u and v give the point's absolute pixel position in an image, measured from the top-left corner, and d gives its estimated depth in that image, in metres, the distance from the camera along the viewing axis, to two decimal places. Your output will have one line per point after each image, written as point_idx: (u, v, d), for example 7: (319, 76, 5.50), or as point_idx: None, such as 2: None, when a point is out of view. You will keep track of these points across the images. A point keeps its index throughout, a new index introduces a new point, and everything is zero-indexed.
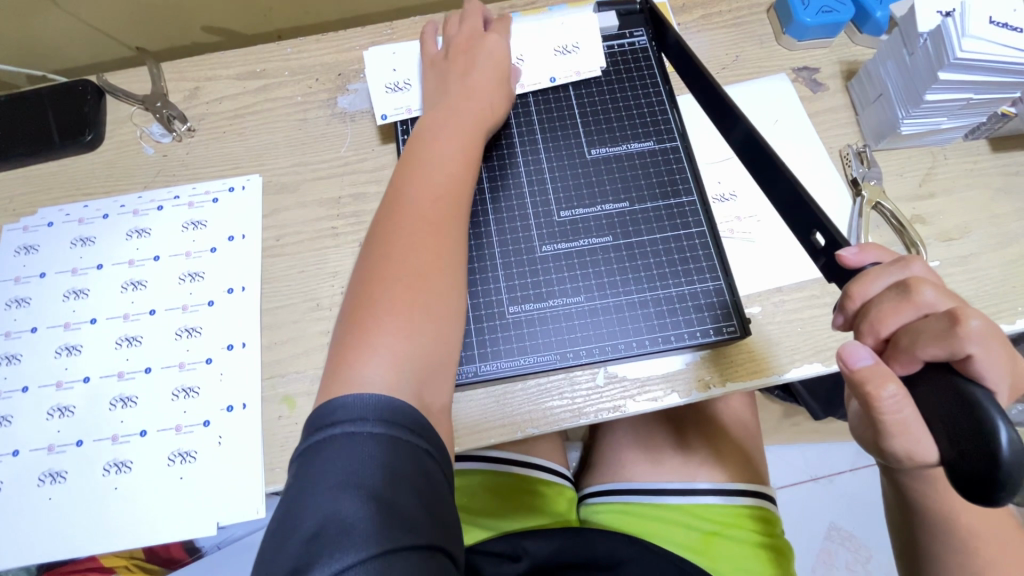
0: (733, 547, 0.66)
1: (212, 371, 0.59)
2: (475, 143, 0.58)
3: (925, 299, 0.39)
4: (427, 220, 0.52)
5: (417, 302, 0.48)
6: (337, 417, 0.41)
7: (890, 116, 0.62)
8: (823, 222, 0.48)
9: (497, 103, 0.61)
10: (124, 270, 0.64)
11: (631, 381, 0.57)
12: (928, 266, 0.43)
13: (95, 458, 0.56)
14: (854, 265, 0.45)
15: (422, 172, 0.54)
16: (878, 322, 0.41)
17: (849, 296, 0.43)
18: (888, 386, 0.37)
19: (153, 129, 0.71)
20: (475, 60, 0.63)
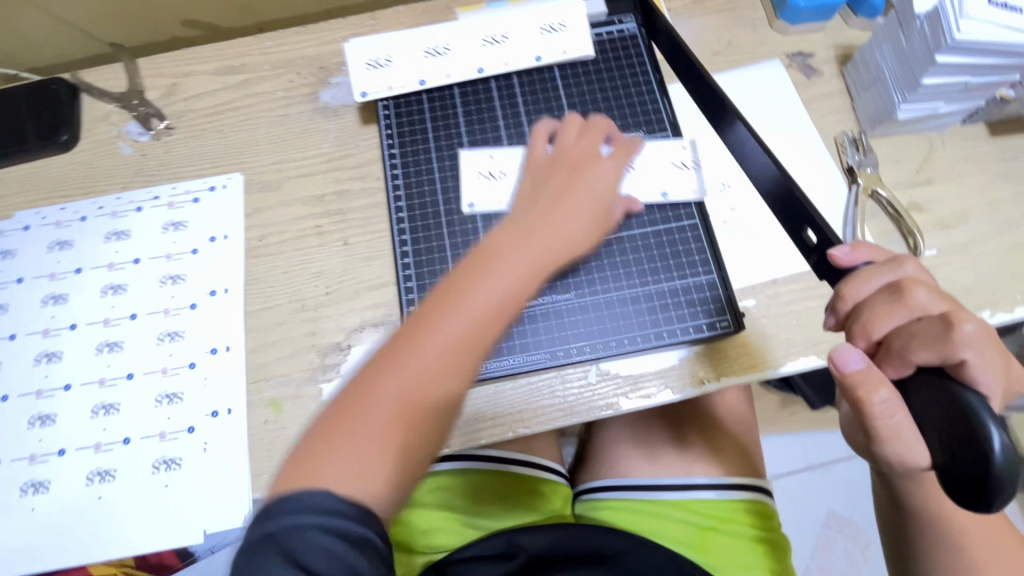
0: (731, 542, 0.65)
1: (195, 376, 0.58)
2: (535, 285, 0.48)
3: (917, 300, 0.39)
4: (433, 422, 0.43)
5: (405, 450, 0.41)
6: (293, 510, 0.36)
7: (887, 101, 0.61)
8: (814, 218, 0.47)
9: (581, 241, 0.51)
10: (103, 274, 0.62)
11: (622, 378, 0.56)
12: (921, 265, 0.42)
13: (78, 467, 0.55)
14: (845, 264, 0.43)
15: (461, 310, 0.45)
16: (870, 325, 0.39)
17: (840, 297, 0.41)
18: (881, 391, 0.36)
19: (130, 128, 0.69)
20: (593, 173, 0.54)
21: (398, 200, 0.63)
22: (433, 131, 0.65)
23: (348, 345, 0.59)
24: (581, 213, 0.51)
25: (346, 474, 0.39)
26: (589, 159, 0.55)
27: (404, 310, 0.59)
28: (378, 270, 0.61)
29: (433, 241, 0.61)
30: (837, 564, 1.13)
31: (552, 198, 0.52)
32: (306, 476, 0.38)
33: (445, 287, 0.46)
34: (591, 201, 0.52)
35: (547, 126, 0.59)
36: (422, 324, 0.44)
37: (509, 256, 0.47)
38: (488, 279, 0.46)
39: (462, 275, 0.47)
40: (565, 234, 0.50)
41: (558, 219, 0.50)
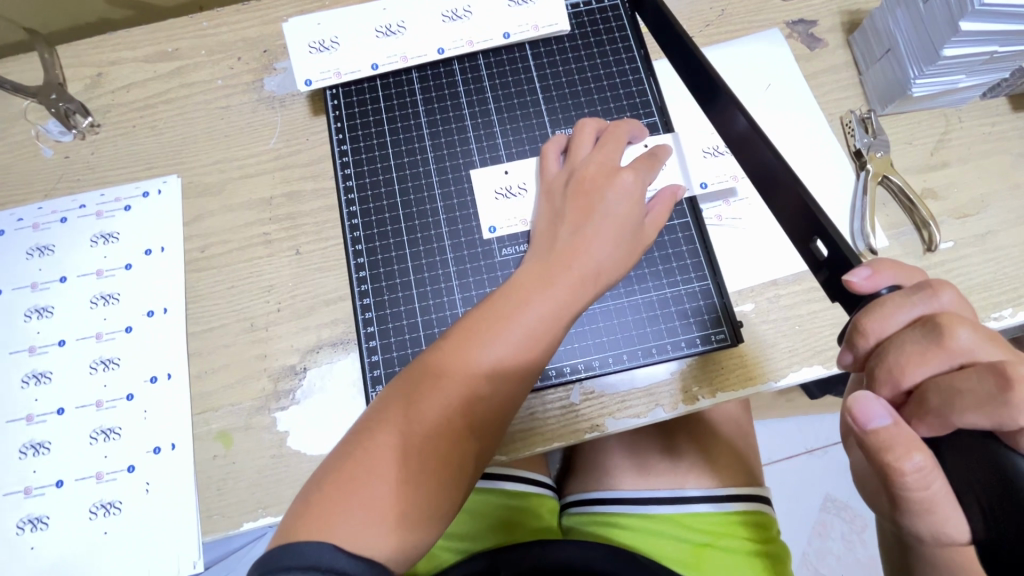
0: (728, 558, 0.61)
1: (134, 409, 0.52)
2: (554, 330, 0.43)
3: (957, 344, 0.34)
4: (443, 466, 0.39)
5: (414, 505, 0.38)
6: (298, 564, 0.34)
7: (900, 76, 0.54)
8: (820, 223, 0.41)
9: (608, 272, 0.46)
10: (26, 296, 0.56)
11: (609, 399, 0.51)
12: (959, 294, 0.36)
13: (7, 514, 0.50)
14: (864, 291, 0.38)
15: (477, 358, 0.42)
16: (899, 371, 0.35)
17: (861, 331, 0.37)
18: (913, 456, 0.32)
19: (49, 127, 0.60)
20: (613, 193, 0.47)
21: (351, 204, 0.56)
22: (389, 123, 0.57)
23: (304, 367, 0.53)
24: (608, 236, 0.46)
25: (349, 528, 0.36)
26: (611, 171, 0.48)
27: (361, 331, 0.52)
28: (335, 283, 0.55)
29: (392, 249, 0.54)
30: (833, 548, 1.04)
31: (574, 224, 0.46)
32: (307, 528, 0.36)
33: (462, 336, 0.43)
34: (619, 223, 0.46)
35: (561, 138, 0.53)
36: (437, 380, 0.41)
37: (531, 298, 0.43)
38: (506, 324, 0.42)
39: (481, 319, 0.43)
40: (589, 263, 0.45)
41: (582, 250, 0.45)
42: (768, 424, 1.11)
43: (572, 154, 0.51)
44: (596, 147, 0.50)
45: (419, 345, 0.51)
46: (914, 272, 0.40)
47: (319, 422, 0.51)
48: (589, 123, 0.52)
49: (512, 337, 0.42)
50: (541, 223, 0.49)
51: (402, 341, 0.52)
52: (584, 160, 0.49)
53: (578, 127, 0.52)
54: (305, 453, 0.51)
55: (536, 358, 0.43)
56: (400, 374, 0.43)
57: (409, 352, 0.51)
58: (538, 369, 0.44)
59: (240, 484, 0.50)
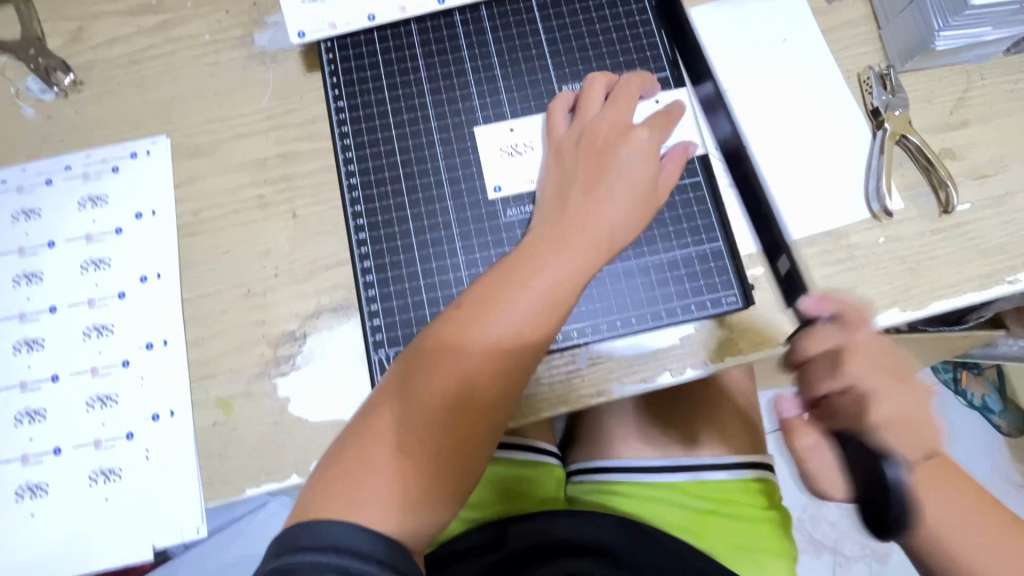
0: (732, 524, 0.62)
1: (131, 375, 0.51)
2: (567, 295, 0.42)
3: (852, 372, 0.41)
4: (459, 437, 0.39)
5: (431, 477, 0.38)
6: (315, 545, 0.34)
7: (920, 29, 0.52)
8: (780, 243, 0.49)
9: (622, 233, 0.44)
10: (14, 261, 0.54)
11: (617, 362, 0.50)
12: (876, 336, 0.42)
13: (6, 482, 0.49)
14: (808, 317, 0.44)
15: (489, 326, 0.40)
16: (810, 386, 0.43)
17: (791, 353, 0.44)
18: (806, 437, 0.42)
19: (29, 85, 0.57)
20: (626, 153, 0.45)
21: (349, 162, 0.53)
22: (388, 78, 0.55)
23: (303, 334, 0.51)
24: (622, 199, 0.44)
25: (370, 505, 0.36)
26: (623, 131, 0.46)
27: (363, 295, 0.51)
28: (333, 247, 0.53)
29: (393, 211, 0.52)
30: (828, 514, 1.05)
31: (586, 187, 0.45)
32: (326, 507, 0.37)
33: (470, 307, 0.41)
34: (633, 185, 0.45)
35: (570, 95, 0.51)
36: (446, 354, 0.40)
37: (543, 264, 0.42)
38: (518, 292, 0.41)
39: (489, 290, 0.41)
40: (603, 227, 0.43)
41: (596, 213, 0.43)
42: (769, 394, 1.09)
43: (580, 113, 0.49)
44: (606, 106, 0.48)
45: (421, 309, 0.50)
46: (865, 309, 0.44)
47: (322, 388, 0.50)
48: (598, 78, 0.50)
49: (525, 304, 0.40)
50: (548, 188, 0.47)
51: (404, 305, 0.50)
52: (595, 119, 0.47)
53: (587, 84, 0.50)
54: (306, 420, 0.50)
55: (551, 323, 0.42)
56: (409, 346, 0.42)
57: (412, 316, 0.50)
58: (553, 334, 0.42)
59: (242, 451, 0.49)
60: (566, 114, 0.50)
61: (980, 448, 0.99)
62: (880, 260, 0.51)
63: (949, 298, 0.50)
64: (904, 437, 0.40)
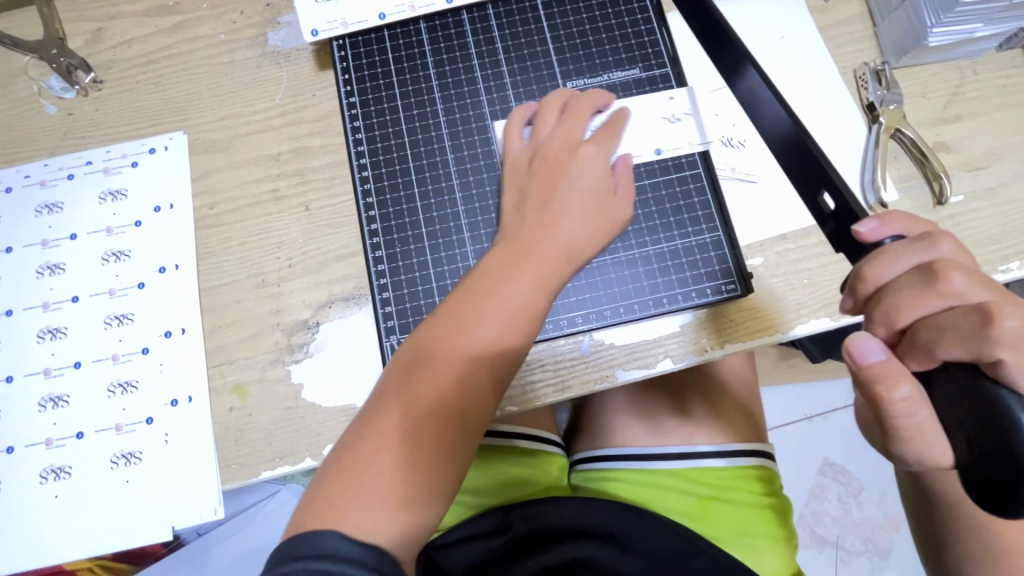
0: (732, 510, 0.64)
1: (150, 362, 0.53)
2: (530, 302, 0.44)
3: (951, 287, 0.34)
4: (439, 442, 0.40)
5: (417, 482, 0.39)
6: (304, 555, 0.34)
7: (915, 25, 0.53)
8: (830, 177, 0.41)
9: (583, 245, 0.46)
10: (37, 253, 0.56)
11: (619, 348, 0.51)
12: (957, 244, 0.37)
13: (30, 464, 0.51)
14: (870, 241, 0.39)
15: (455, 339, 0.42)
16: (894, 312, 0.36)
17: (861, 279, 0.37)
18: (901, 387, 0.34)
19: (51, 83, 0.59)
20: (579, 168, 0.48)
21: (361, 156, 0.55)
22: (398, 75, 0.57)
23: (316, 322, 0.53)
24: (580, 209, 0.46)
25: (359, 513, 0.37)
26: (575, 147, 0.49)
27: (374, 284, 0.52)
28: (345, 239, 0.55)
29: (403, 202, 0.54)
30: (829, 508, 1.06)
31: (546, 204, 0.47)
32: (313, 523, 0.37)
33: (436, 325, 0.43)
34: (597, 198, 0.47)
35: (527, 111, 0.52)
36: (418, 369, 0.42)
37: (506, 278, 0.44)
38: (484, 307, 0.43)
39: (456, 308, 0.43)
40: (564, 237, 0.45)
41: (556, 226, 0.46)
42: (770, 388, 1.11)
43: (537, 132, 0.50)
44: (560, 124, 0.50)
45: (431, 296, 0.52)
46: (921, 222, 0.40)
47: (334, 375, 0.52)
48: (552, 96, 0.52)
49: (489, 318, 0.42)
50: (514, 206, 0.49)
51: (415, 293, 0.52)
52: (548, 138, 0.49)
53: (540, 105, 0.52)
54: (319, 405, 0.51)
55: (517, 334, 0.44)
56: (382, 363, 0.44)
57: (422, 304, 0.52)
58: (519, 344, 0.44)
59: (258, 435, 0.51)
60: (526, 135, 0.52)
61: None
62: None
63: None
64: None
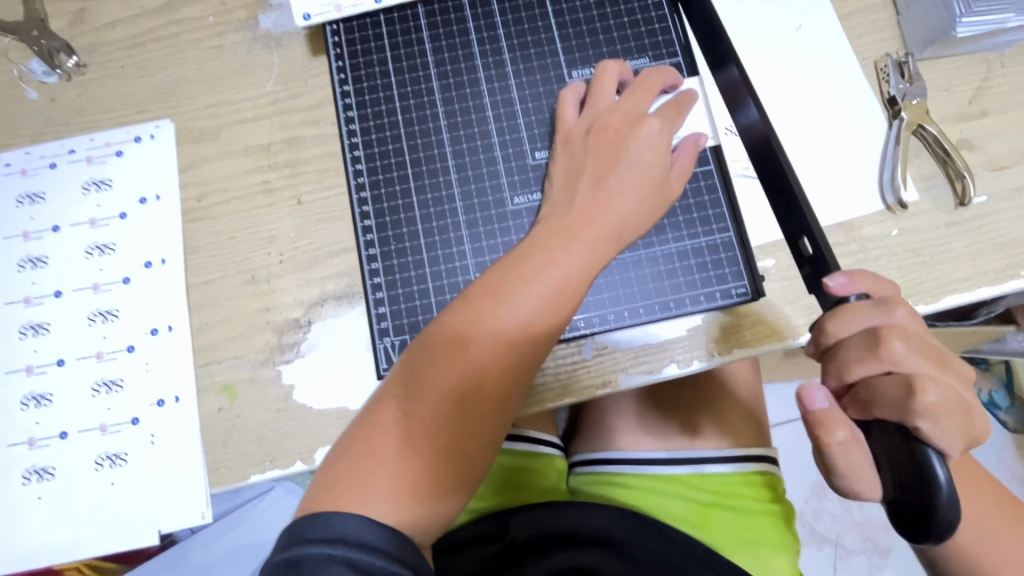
0: (735, 517, 0.62)
1: (135, 361, 0.51)
2: (573, 290, 0.41)
3: (892, 354, 0.37)
4: (466, 431, 0.39)
5: (439, 471, 0.38)
6: (323, 536, 0.34)
7: (941, 14, 0.50)
8: (809, 224, 0.43)
9: (632, 226, 0.43)
10: (19, 245, 0.53)
11: (622, 353, 0.49)
12: (913, 311, 0.39)
13: (12, 465, 0.50)
14: (838, 295, 0.40)
15: (497, 321, 0.40)
16: (843, 368, 0.38)
17: (822, 331, 0.39)
18: (837, 432, 0.36)
19: (33, 67, 0.57)
20: (635, 142, 0.44)
21: (354, 148, 0.53)
22: (394, 62, 0.54)
23: (308, 321, 0.51)
24: (633, 189, 0.43)
25: (377, 499, 0.36)
26: (634, 121, 0.45)
27: (367, 282, 0.50)
28: (338, 234, 0.52)
29: (398, 197, 0.51)
30: (829, 508, 1.04)
31: (595, 177, 0.44)
32: (334, 497, 0.36)
33: (480, 297, 0.40)
34: (648, 178, 0.44)
35: (581, 86, 0.50)
36: (454, 348, 0.39)
37: (552, 257, 0.41)
38: (527, 284, 0.40)
39: (497, 284, 0.41)
40: (612, 218, 0.42)
41: (606, 204, 0.43)
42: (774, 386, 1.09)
43: (592, 103, 0.48)
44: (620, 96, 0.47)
45: (427, 297, 0.50)
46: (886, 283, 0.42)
47: (325, 375, 0.50)
48: (612, 67, 0.49)
49: (533, 297, 0.40)
50: (558, 181, 0.46)
51: (409, 293, 0.50)
52: (606, 110, 0.46)
53: (599, 73, 0.49)
54: (309, 407, 0.50)
55: (559, 317, 0.41)
56: (419, 335, 0.41)
57: (417, 305, 0.50)
58: (559, 328, 0.42)
59: (247, 437, 0.49)
60: (576, 105, 0.49)
61: (986, 442, 0.99)
62: (893, 253, 0.50)
63: (961, 293, 0.49)
64: (949, 427, 0.36)
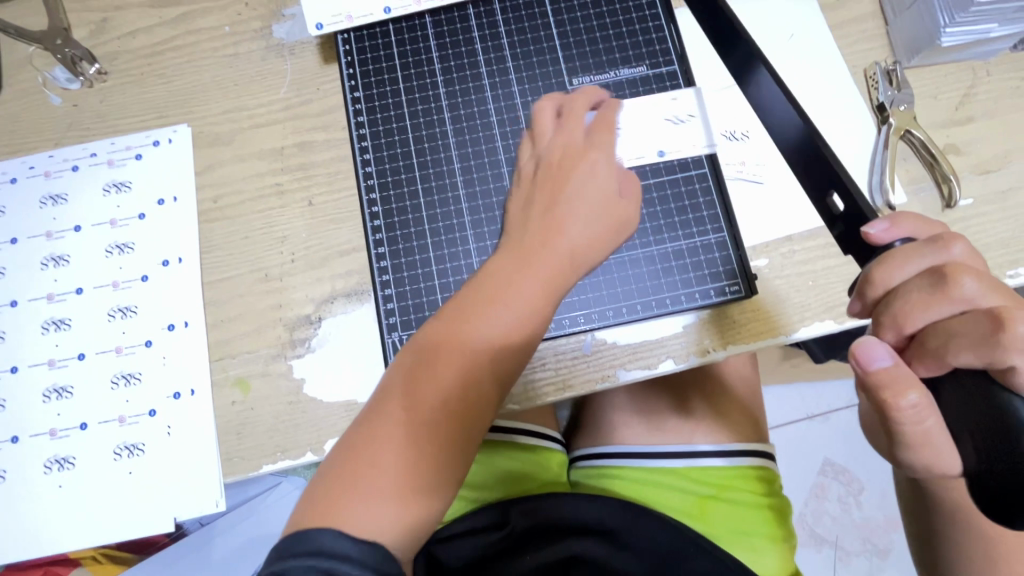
0: (732, 510, 0.64)
1: (153, 355, 0.53)
2: (529, 313, 0.42)
3: (962, 293, 0.35)
4: (440, 452, 0.39)
5: (417, 489, 0.38)
6: (306, 550, 0.34)
7: (927, 24, 0.53)
8: (840, 177, 0.42)
9: (588, 249, 0.44)
10: (42, 244, 0.56)
11: (621, 348, 0.51)
12: (971, 246, 0.37)
13: (34, 454, 0.52)
14: (880, 243, 0.39)
15: (455, 349, 0.41)
16: (903, 318, 0.36)
17: (869, 282, 0.38)
18: (910, 394, 0.33)
19: (56, 74, 0.59)
20: (581, 171, 0.45)
21: (364, 151, 0.55)
22: (402, 70, 0.56)
23: (319, 317, 0.53)
24: (582, 214, 0.44)
25: (357, 517, 0.36)
26: (577, 152, 0.46)
27: (376, 280, 0.52)
28: (348, 234, 0.55)
29: (406, 198, 0.54)
30: (828, 508, 1.06)
31: (546, 206, 0.45)
32: (314, 517, 0.36)
33: (437, 328, 0.42)
34: (599, 204, 0.45)
35: (530, 122, 0.51)
36: (416, 377, 0.40)
37: (507, 285, 0.42)
38: (485, 311, 0.42)
39: (453, 313, 0.42)
40: (563, 243, 0.43)
41: (557, 229, 0.43)
42: (774, 388, 1.10)
43: (536, 136, 0.48)
44: (560, 128, 0.48)
45: (434, 294, 0.52)
46: (933, 223, 0.41)
47: (335, 370, 0.52)
48: (547, 102, 0.50)
49: (490, 324, 0.41)
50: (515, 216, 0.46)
51: (417, 290, 0.52)
52: (549, 143, 0.47)
53: (539, 107, 0.50)
54: (319, 400, 0.52)
55: (519, 339, 0.42)
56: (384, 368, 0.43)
57: (424, 301, 0.52)
58: (521, 351, 0.43)
59: (259, 429, 0.51)
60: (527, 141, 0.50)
61: None
62: None
63: None
64: None
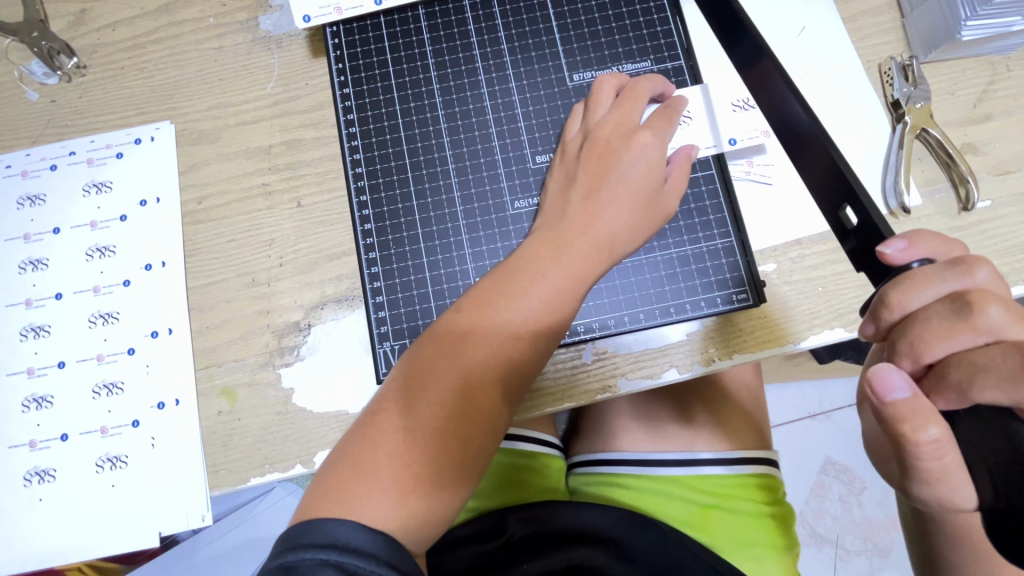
0: (734, 519, 0.62)
1: (135, 364, 0.51)
2: (565, 303, 0.41)
3: (987, 322, 0.32)
4: (461, 445, 0.38)
5: (433, 480, 0.37)
6: (316, 541, 0.34)
7: (945, 17, 0.50)
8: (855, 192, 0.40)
9: (623, 240, 0.43)
10: (19, 247, 0.54)
11: (624, 357, 0.49)
12: (996, 271, 0.34)
13: (14, 466, 0.50)
14: (897, 264, 0.36)
15: (489, 333, 0.40)
16: (922, 346, 0.34)
17: (885, 303, 0.35)
18: (928, 428, 0.32)
19: (33, 68, 0.57)
20: (627, 156, 0.44)
21: (355, 151, 0.52)
22: (395, 65, 0.54)
23: (308, 324, 0.51)
24: (623, 202, 0.43)
25: (370, 506, 0.36)
26: (626, 134, 0.45)
27: (367, 286, 0.50)
28: (338, 237, 0.52)
29: (398, 201, 0.51)
30: (829, 509, 1.04)
31: (586, 190, 0.44)
32: (328, 504, 0.36)
33: (470, 310, 0.41)
34: (641, 193, 0.43)
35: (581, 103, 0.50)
36: (447, 361, 0.39)
37: (543, 270, 0.41)
38: (520, 296, 0.40)
39: (488, 296, 0.41)
40: (603, 231, 0.42)
41: (597, 216, 0.42)
42: (776, 388, 1.08)
43: (588, 114, 0.47)
44: (614, 106, 0.47)
45: (427, 301, 0.50)
46: (952, 243, 0.38)
47: (324, 379, 0.50)
48: (608, 78, 0.48)
49: (523, 310, 0.40)
50: (551, 197, 0.46)
51: (409, 297, 0.50)
52: (600, 120, 0.46)
53: (597, 83, 0.48)
54: (308, 410, 0.50)
55: (550, 330, 0.41)
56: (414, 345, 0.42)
57: (417, 308, 0.50)
58: (552, 340, 0.42)
59: (246, 440, 0.49)
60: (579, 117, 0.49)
61: None
62: None
63: None
64: None
